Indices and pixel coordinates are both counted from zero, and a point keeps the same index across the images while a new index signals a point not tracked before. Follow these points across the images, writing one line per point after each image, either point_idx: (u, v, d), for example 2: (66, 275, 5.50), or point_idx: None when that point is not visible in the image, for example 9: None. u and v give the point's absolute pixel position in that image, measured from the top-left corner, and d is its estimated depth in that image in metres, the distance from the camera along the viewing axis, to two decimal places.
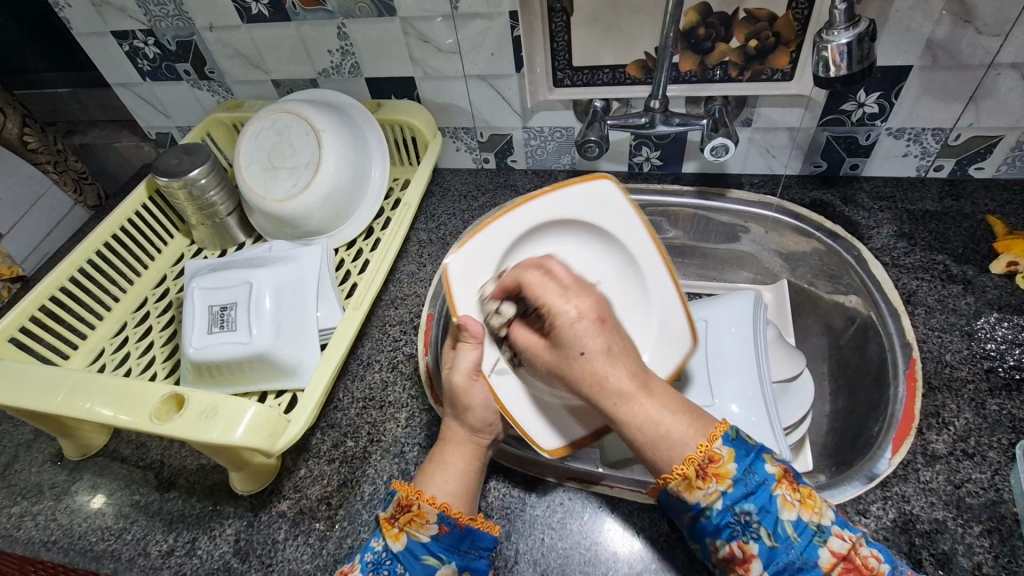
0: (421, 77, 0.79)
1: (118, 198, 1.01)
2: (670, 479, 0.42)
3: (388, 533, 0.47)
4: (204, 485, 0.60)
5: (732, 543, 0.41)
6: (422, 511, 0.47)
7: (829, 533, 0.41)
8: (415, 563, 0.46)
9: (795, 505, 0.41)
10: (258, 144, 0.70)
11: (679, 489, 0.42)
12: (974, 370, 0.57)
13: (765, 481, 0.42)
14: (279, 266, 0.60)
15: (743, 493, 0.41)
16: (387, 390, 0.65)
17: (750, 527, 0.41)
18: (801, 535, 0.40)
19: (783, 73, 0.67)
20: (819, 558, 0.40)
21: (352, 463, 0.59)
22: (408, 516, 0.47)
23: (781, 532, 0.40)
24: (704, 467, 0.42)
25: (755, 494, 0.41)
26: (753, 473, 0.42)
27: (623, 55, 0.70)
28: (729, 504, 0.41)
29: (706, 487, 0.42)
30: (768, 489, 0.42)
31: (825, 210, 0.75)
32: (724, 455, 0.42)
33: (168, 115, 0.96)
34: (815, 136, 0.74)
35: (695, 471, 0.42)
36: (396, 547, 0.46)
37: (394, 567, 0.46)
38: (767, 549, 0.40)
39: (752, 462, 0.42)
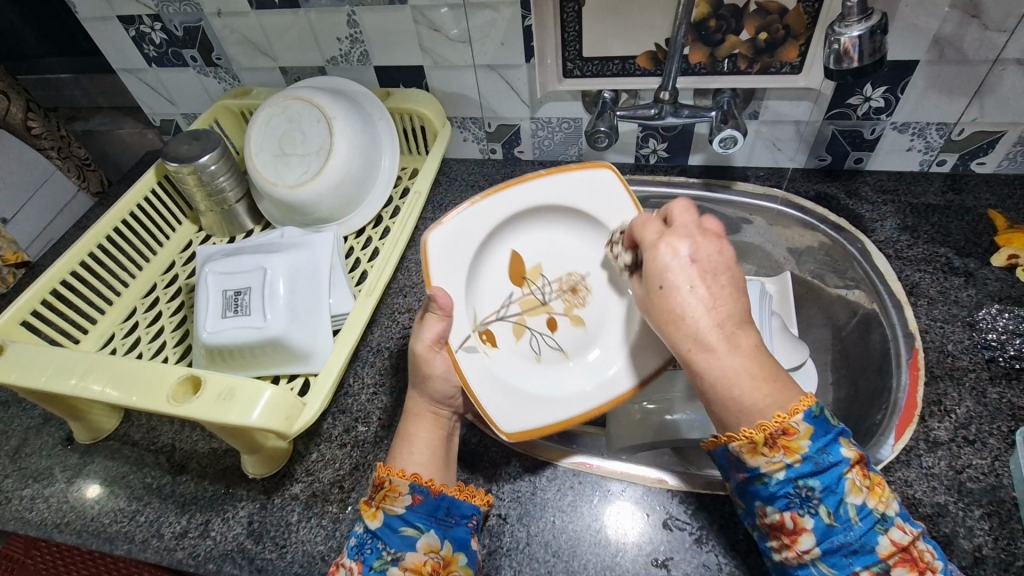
0: (430, 66, 0.79)
1: (122, 185, 1.01)
2: (737, 438, 0.43)
3: (366, 513, 0.48)
4: (216, 468, 0.61)
5: (785, 513, 0.42)
6: (394, 485, 0.48)
7: (891, 523, 0.41)
8: (394, 537, 0.47)
9: (863, 491, 0.41)
10: (269, 130, 0.70)
11: (742, 450, 0.43)
12: (975, 359, 0.59)
13: (838, 464, 0.41)
14: (292, 252, 0.60)
15: (812, 470, 0.41)
16: (397, 376, 0.65)
17: (810, 503, 0.41)
18: (863, 520, 0.41)
19: (791, 66, 0.68)
20: (877, 543, 0.40)
21: (364, 448, 0.60)
22: (382, 493, 0.48)
23: (842, 514, 0.41)
24: (776, 436, 0.42)
25: (824, 473, 0.41)
26: (827, 452, 0.42)
27: (633, 46, 0.70)
28: (792, 477, 0.42)
29: (771, 455, 0.42)
30: (841, 473, 0.41)
31: (830, 203, 0.76)
32: (802, 430, 0.42)
33: (173, 101, 0.95)
34: (821, 130, 0.74)
35: (764, 437, 0.42)
36: (374, 525, 0.48)
37: (376, 545, 0.47)
38: (823, 526, 0.41)
39: (831, 446, 0.42)
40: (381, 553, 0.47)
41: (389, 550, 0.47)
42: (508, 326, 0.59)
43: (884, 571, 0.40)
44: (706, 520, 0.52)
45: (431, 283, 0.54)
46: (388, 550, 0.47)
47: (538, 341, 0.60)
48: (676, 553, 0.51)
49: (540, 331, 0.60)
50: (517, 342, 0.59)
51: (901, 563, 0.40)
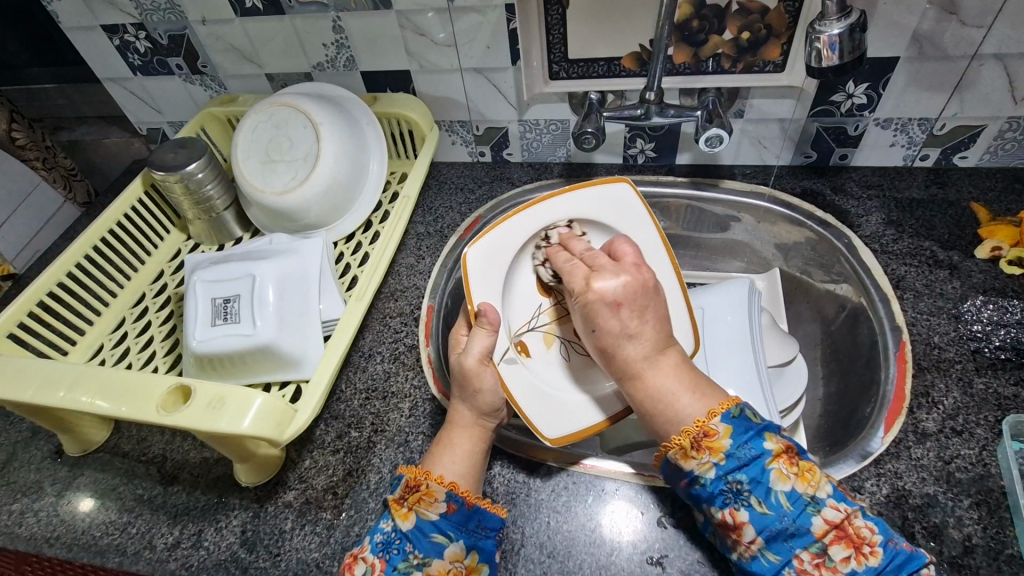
0: (417, 70, 0.79)
1: (109, 194, 1.01)
2: (670, 449, 0.45)
3: (397, 513, 0.48)
4: (208, 478, 0.60)
5: (725, 511, 0.43)
6: (430, 490, 0.49)
7: (824, 504, 0.42)
8: (423, 541, 0.47)
9: (790, 477, 0.42)
10: (256, 136, 0.70)
11: (676, 457, 0.45)
12: (961, 351, 0.59)
13: (760, 455, 0.43)
14: (281, 259, 0.60)
15: (737, 465, 0.43)
16: (389, 381, 0.65)
17: (741, 496, 0.42)
18: (794, 504, 0.42)
19: (774, 64, 0.69)
20: (811, 524, 0.41)
21: (357, 454, 0.60)
22: (417, 496, 0.48)
23: (773, 501, 0.42)
24: (698, 441, 0.44)
25: (747, 465, 0.43)
26: (749, 447, 0.43)
27: (618, 47, 0.71)
28: (722, 474, 0.43)
29: (699, 458, 0.44)
30: (765, 461, 0.43)
31: (816, 199, 0.77)
32: (720, 429, 0.44)
33: (159, 109, 0.95)
34: (805, 127, 0.75)
35: (689, 442, 0.44)
36: (404, 526, 0.47)
37: (403, 546, 0.47)
38: (758, 516, 0.42)
39: (751, 437, 0.43)
40: (408, 556, 0.47)
41: (416, 554, 0.47)
42: (539, 335, 0.63)
43: (822, 551, 0.41)
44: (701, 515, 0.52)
45: (476, 299, 0.59)
46: (416, 554, 0.46)
47: (570, 348, 0.63)
48: (671, 550, 0.51)
49: (568, 339, 0.64)
50: (548, 350, 0.63)
51: (836, 541, 0.41)
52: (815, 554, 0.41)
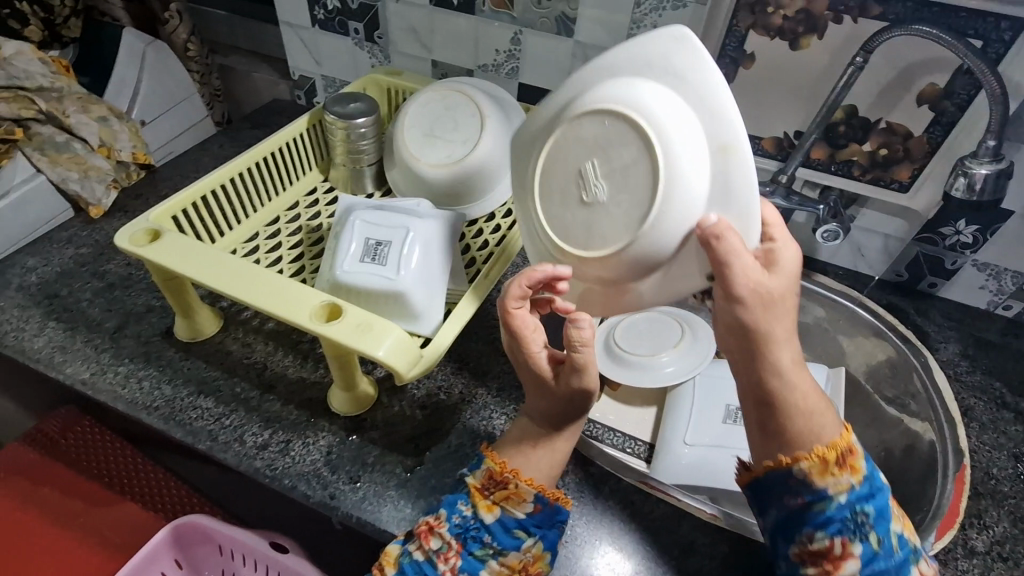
0: None
1: (245, 121, 1.08)
2: (807, 460, 0.45)
3: (481, 503, 0.51)
4: (301, 396, 0.64)
5: (835, 539, 0.44)
6: (519, 491, 0.51)
7: (919, 554, 0.45)
8: (504, 535, 0.50)
9: (899, 520, 0.45)
10: (423, 111, 0.78)
11: (812, 472, 0.45)
12: (1016, 488, 0.63)
13: (883, 491, 0.45)
14: (426, 222, 0.66)
15: (868, 494, 0.44)
16: (481, 359, 0.70)
17: (863, 529, 0.43)
18: (902, 549, 0.44)
19: (900, 185, 0.75)
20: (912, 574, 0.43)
21: (443, 415, 0.64)
22: (504, 492, 0.52)
23: (889, 542, 0.43)
24: (844, 456, 0.45)
25: (876, 499, 0.44)
26: (874, 478, 0.46)
27: (763, 129, 0.77)
28: (852, 501, 0.44)
29: (839, 476, 0.44)
30: (885, 495, 0.45)
31: (898, 314, 0.82)
32: (859, 455, 0.45)
33: (317, 62, 1.03)
34: (906, 248, 0.81)
35: (834, 458, 0.45)
36: (487, 517, 0.51)
37: (484, 536, 0.50)
38: (870, 552, 0.43)
39: (876, 477, 0.46)
40: (487, 544, 0.50)
41: (492, 543, 0.50)
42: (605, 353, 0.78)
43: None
44: None
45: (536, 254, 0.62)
46: (493, 545, 0.50)
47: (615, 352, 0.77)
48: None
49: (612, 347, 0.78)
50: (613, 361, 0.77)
51: None
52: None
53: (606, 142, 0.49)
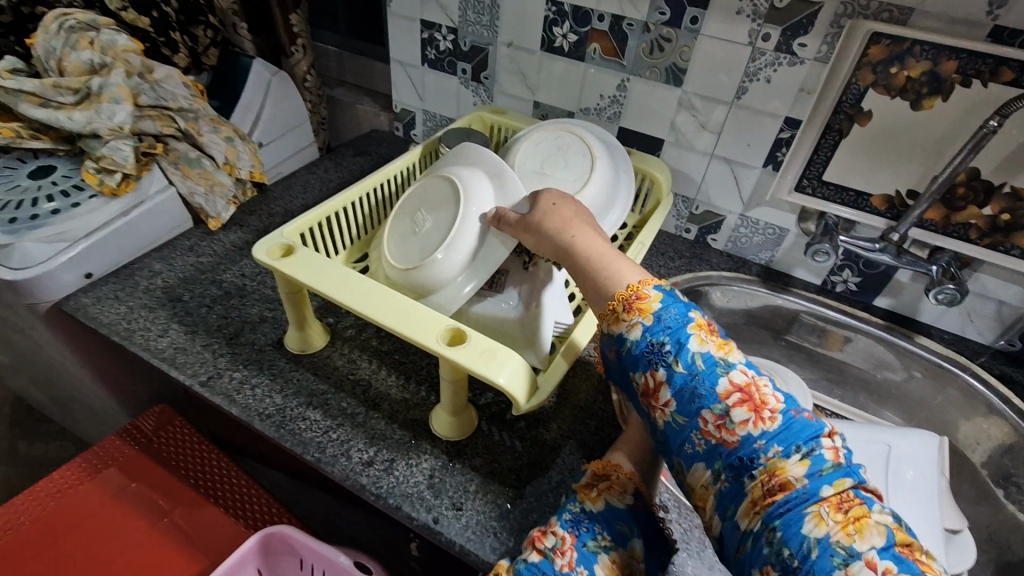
0: (671, 142, 0.88)
1: (348, 149, 1.14)
2: (608, 315, 0.52)
3: (587, 496, 0.55)
4: (406, 417, 0.65)
5: (647, 373, 0.48)
6: (617, 481, 0.56)
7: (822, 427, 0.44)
8: (611, 526, 0.52)
9: (708, 343, 0.47)
10: (537, 150, 0.82)
11: (611, 324, 0.52)
12: None
13: (684, 320, 0.48)
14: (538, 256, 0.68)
15: (660, 326, 0.48)
16: (578, 396, 0.70)
17: (662, 355, 0.47)
18: (705, 364, 0.46)
19: (1021, 251, 0.72)
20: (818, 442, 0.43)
21: (543, 449, 0.64)
22: (605, 484, 0.56)
23: (689, 360, 0.46)
24: (630, 300, 0.51)
25: (672, 328, 0.48)
26: (675, 311, 0.49)
27: (874, 185, 0.77)
28: (647, 334, 0.49)
29: (630, 318, 0.50)
30: (686, 326, 0.48)
31: (1013, 386, 0.77)
32: (650, 294, 0.51)
33: (421, 98, 1.08)
34: (1023, 317, 0.77)
35: (623, 305, 0.51)
36: (592, 507, 0.54)
37: (593, 527, 0.52)
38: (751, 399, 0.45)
39: (677, 306, 0.50)
40: (596, 534, 0.52)
41: (602, 536, 0.52)
42: None
43: (724, 412, 0.44)
44: None
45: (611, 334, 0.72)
46: (603, 535, 0.52)
47: None
48: None
49: None
50: None
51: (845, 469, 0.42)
52: (717, 416, 0.44)
53: (438, 206, 0.69)
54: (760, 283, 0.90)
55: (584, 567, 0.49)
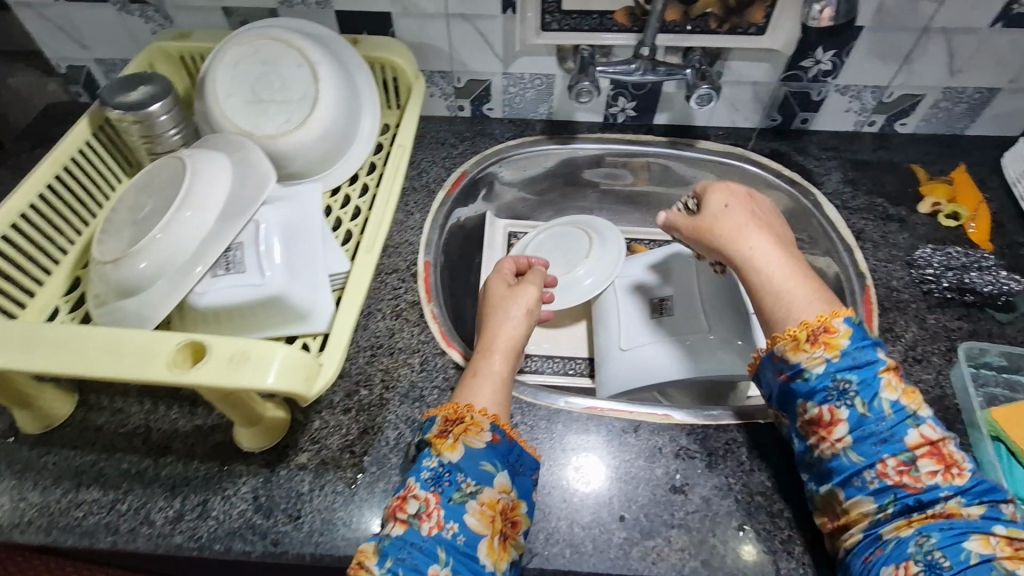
0: (400, 14, 0.75)
1: (24, 141, 0.87)
2: (781, 341, 0.50)
3: (444, 445, 0.49)
4: (206, 446, 0.55)
5: (824, 407, 0.48)
6: (475, 420, 0.51)
7: (922, 420, 0.46)
8: (474, 469, 0.48)
9: (897, 389, 0.47)
10: (238, 74, 0.63)
11: (785, 350, 0.50)
12: (915, 292, 0.67)
13: (874, 362, 0.48)
14: (279, 205, 0.56)
15: (850, 365, 0.48)
16: (394, 337, 0.63)
17: (846, 394, 0.47)
18: (895, 413, 0.46)
19: (757, 27, 0.72)
20: (905, 435, 0.46)
21: (371, 411, 0.58)
22: (462, 427, 0.51)
23: (876, 406, 0.47)
24: (817, 333, 0.49)
25: (861, 368, 0.47)
26: (864, 353, 0.48)
27: (613, 1, 0.71)
28: (832, 371, 0.48)
29: (813, 351, 0.49)
30: (879, 368, 0.48)
31: (782, 159, 0.83)
32: (842, 328, 0.49)
33: (83, 45, 0.82)
34: (775, 91, 0.81)
35: (806, 335, 0.49)
36: (452, 457, 0.49)
37: (455, 477, 0.48)
38: (857, 415, 0.47)
39: (868, 348, 0.48)
40: (460, 484, 0.48)
41: (467, 482, 0.48)
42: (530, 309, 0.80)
43: (910, 459, 0.45)
44: (714, 448, 0.55)
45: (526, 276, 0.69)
46: (468, 482, 0.48)
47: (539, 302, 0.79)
48: (691, 479, 0.53)
49: None
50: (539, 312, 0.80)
51: (927, 455, 0.45)
52: (902, 461, 0.45)
53: (162, 186, 0.54)
54: (547, 139, 0.86)
55: (455, 521, 0.46)
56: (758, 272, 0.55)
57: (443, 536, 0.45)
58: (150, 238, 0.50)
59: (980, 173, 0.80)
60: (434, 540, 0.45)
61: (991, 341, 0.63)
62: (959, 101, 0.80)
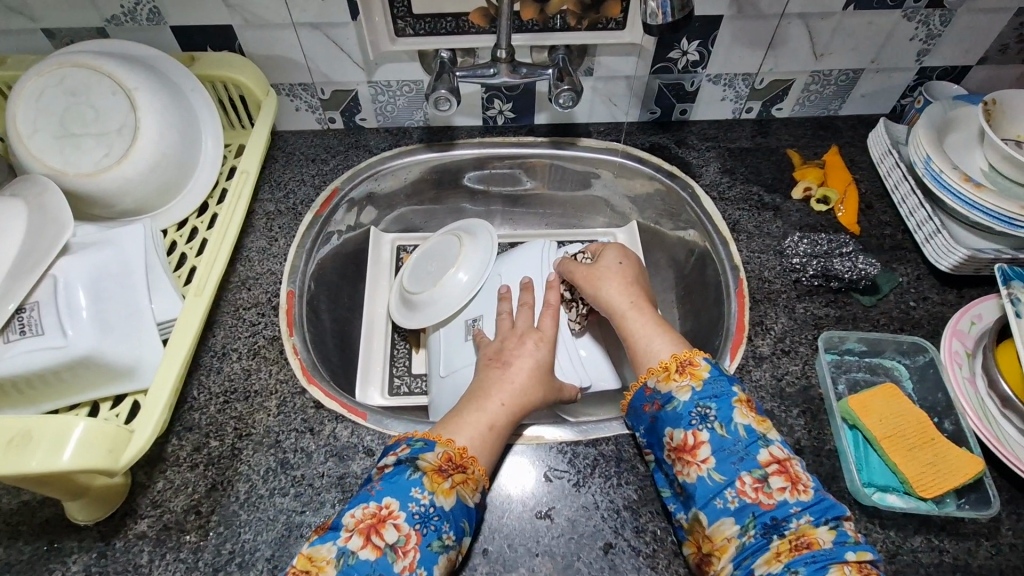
0: (241, 26, 0.69)
1: None
2: (654, 373, 0.53)
3: (439, 487, 0.46)
4: (33, 524, 0.50)
5: (687, 432, 0.49)
6: (473, 475, 0.49)
7: (772, 442, 0.48)
8: (457, 521, 0.46)
9: (750, 416, 0.49)
10: (43, 105, 0.57)
11: (658, 381, 0.52)
12: (785, 282, 0.67)
13: (732, 392, 0.50)
14: (89, 251, 0.51)
15: (710, 393, 0.50)
16: (250, 379, 0.59)
17: (706, 419, 0.49)
18: (750, 435, 0.48)
19: (616, 22, 0.70)
20: (758, 454, 0.47)
21: (220, 464, 0.54)
22: (461, 477, 0.48)
23: (733, 429, 0.48)
24: (683, 364, 0.52)
25: (719, 397, 0.50)
26: (721, 383, 0.50)
27: (464, 3, 0.68)
28: (695, 399, 0.50)
29: (681, 381, 0.51)
30: (732, 397, 0.50)
31: (663, 152, 0.81)
32: (701, 363, 0.52)
33: None
34: (649, 84, 0.79)
35: (675, 366, 0.52)
36: (444, 502, 0.46)
37: (441, 524, 0.45)
38: (717, 438, 0.48)
39: (725, 377, 0.51)
40: (443, 534, 0.45)
41: (449, 535, 0.45)
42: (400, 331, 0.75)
43: (763, 477, 0.46)
44: (581, 466, 0.54)
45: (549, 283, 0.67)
46: (450, 535, 0.45)
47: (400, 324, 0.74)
48: (558, 501, 0.52)
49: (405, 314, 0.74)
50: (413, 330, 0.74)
51: (777, 473, 0.46)
52: (756, 479, 0.46)
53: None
54: (425, 148, 0.82)
55: (425, 568, 0.43)
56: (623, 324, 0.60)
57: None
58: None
59: (852, 154, 0.80)
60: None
61: (855, 326, 0.63)
62: (827, 83, 0.81)
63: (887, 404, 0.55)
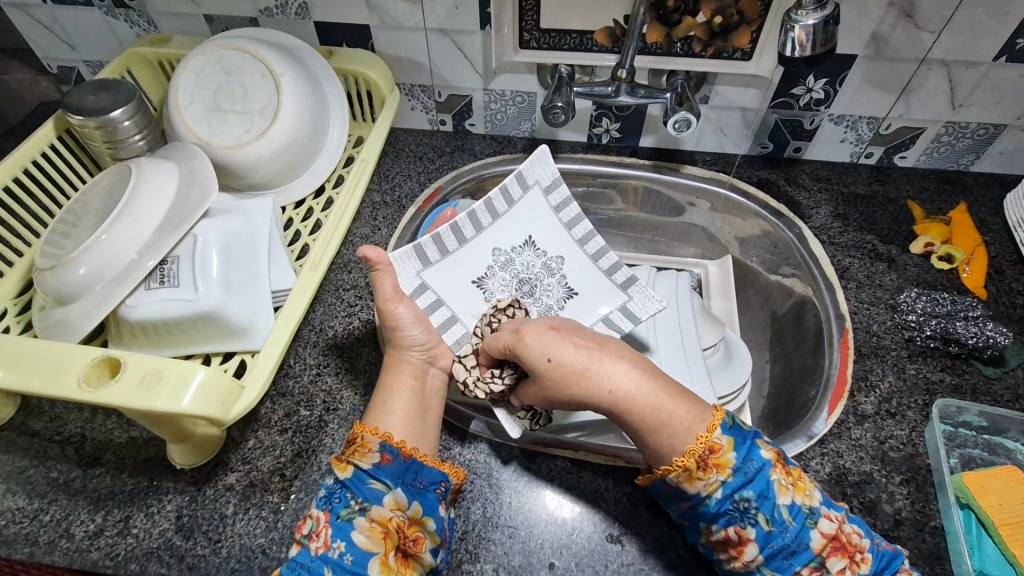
0: (377, 26, 0.73)
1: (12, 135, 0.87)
2: (672, 471, 0.45)
3: (337, 466, 0.48)
4: (137, 459, 0.54)
5: (730, 528, 0.45)
6: (365, 441, 0.49)
7: (819, 515, 0.45)
8: (362, 487, 0.47)
9: (789, 489, 0.45)
10: (201, 82, 0.63)
11: (681, 481, 0.45)
12: (896, 339, 0.63)
13: (764, 469, 0.45)
14: (225, 217, 0.57)
15: (743, 481, 0.44)
16: (342, 357, 0.61)
17: (749, 513, 0.44)
18: (795, 519, 0.44)
19: (742, 52, 0.69)
20: (810, 539, 0.44)
21: (307, 433, 0.56)
22: (352, 448, 0.49)
23: (778, 517, 0.44)
24: (705, 458, 0.44)
25: (753, 482, 0.44)
26: (752, 460, 0.45)
27: (593, 21, 0.69)
28: (728, 493, 0.44)
29: (707, 477, 0.45)
30: (769, 476, 0.44)
31: (770, 189, 0.79)
32: (726, 450, 0.45)
33: (73, 46, 0.80)
34: (765, 118, 0.77)
35: (696, 462, 0.45)
36: (343, 476, 0.48)
37: (344, 495, 0.47)
38: (764, 533, 0.44)
39: (752, 456, 0.45)
40: (348, 502, 0.47)
41: (356, 500, 0.47)
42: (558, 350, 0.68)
43: (820, 564, 0.44)
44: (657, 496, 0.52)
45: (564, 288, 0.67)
46: (356, 500, 0.47)
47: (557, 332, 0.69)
48: (630, 528, 0.51)
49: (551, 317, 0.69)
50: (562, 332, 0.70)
51: (833, 553, 0.44)
52: (813, 568, 0.44)
53: (108, 192, 0.56)
54: (527, 158, 0.83)
55: (342, 540, 0.45)
56: (633, 407, 0.46)
57: (329, 556, 0.45)
58: (93, 240, 0.50)
59: (981, 214, 0.75)
60: (321, 560, 0.44)
61: (974, 398, 0.58)
62: (962, 136, 0.76)
63: (1008, 488, 0.51)
